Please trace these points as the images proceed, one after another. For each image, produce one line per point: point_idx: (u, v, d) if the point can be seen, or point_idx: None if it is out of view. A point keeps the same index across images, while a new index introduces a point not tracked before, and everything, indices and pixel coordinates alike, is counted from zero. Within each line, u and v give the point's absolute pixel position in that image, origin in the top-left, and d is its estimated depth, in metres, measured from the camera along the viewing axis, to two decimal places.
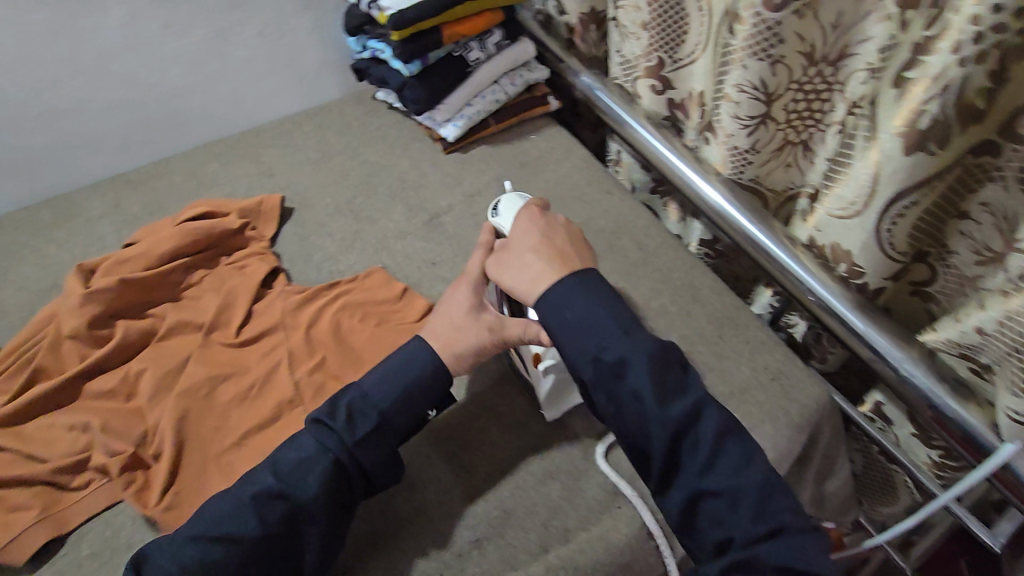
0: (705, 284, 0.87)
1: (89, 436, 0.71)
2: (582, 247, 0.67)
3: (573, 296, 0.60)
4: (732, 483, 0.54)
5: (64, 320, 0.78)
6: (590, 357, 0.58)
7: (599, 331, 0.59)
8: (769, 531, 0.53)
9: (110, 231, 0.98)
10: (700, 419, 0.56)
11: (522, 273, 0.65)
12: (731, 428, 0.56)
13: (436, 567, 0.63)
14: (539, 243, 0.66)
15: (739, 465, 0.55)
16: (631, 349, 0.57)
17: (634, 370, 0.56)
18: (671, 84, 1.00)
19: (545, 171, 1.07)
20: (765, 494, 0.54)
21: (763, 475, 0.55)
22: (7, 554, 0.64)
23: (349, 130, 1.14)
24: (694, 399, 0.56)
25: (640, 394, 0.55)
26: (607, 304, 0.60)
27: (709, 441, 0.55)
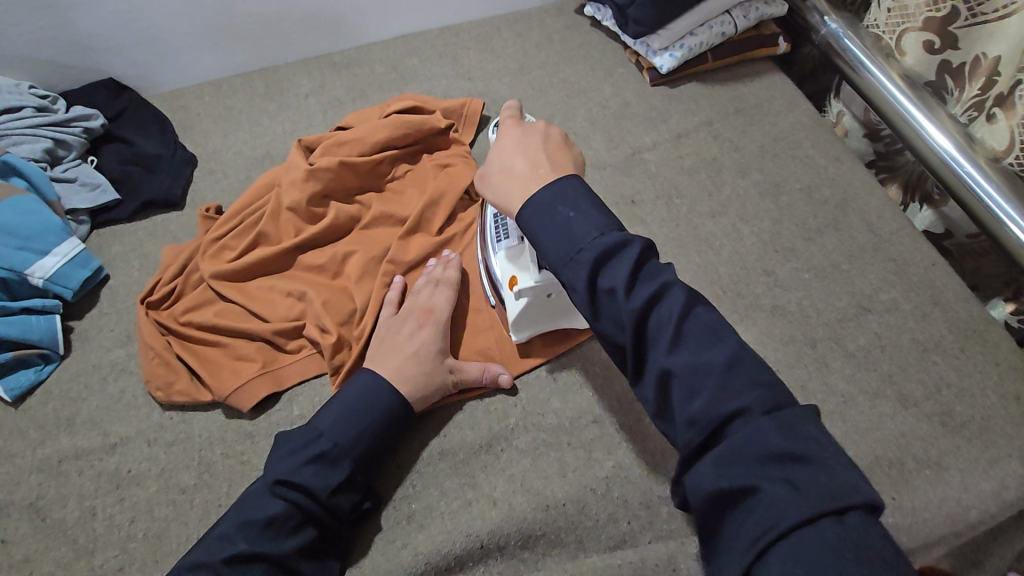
0: (949, 284, 0.76)
1: (304, 305, 0.75)
2: (563, 157, 0.55)
3: (551, 199, 0.49)
4: (702, 362, 0.43)
5: (286, 191, 0.80)
6: (566, 259, 0.47)
7: (570, 232, 0.48)
8: (740, 411, 0.40)
9: (316, 111, 1.00)
10: (666, 299, 0.45)
11: (494, 187, 0.55)
12: (698, 297, 0.46)
13: (625, 514, 0.62)
14: (514, 154, 0.55)
15: (709, 341, 0.44)
16: (609, 244, 0.46)
17: (613, 262, 0.46)
18: (953, 43, 0.82)
19: (763, 123, 0.93)
20: (736, 367, 0.42)
21: (741, 349, 0.43)
22: (234, 398, 0.69)
23: (549, 44, 1.07)
24: (665, 278, 0.46)
25: (612, 287, 0.45)
26: (587, 197, 0.49)
27: (674, 319, 0.44)
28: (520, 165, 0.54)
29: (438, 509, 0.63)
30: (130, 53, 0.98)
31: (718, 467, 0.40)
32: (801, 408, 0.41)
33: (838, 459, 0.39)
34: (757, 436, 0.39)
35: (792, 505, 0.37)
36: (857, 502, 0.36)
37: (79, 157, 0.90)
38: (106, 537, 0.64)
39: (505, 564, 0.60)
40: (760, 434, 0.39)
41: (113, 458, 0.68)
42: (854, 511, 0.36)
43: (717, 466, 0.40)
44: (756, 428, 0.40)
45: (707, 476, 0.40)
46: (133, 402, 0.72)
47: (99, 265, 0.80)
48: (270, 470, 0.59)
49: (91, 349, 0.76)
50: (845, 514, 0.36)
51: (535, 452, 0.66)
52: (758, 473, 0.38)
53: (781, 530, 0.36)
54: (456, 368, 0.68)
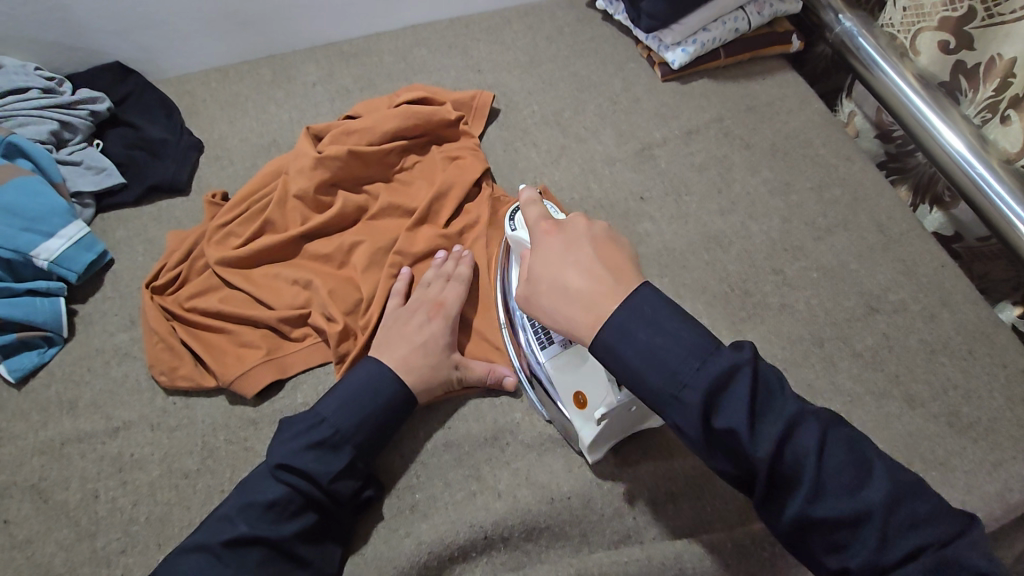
0: (959, 287, 0.75)
1: (310, 294, 0.74)
2: (615, 255, 0.51)
3: (628, 323, 0.47)
4: (854, 505, 0.42)
5: (293, 179, 0.80)
6: (669, 398, 0.45)
7: (664, 369, 0.45)
8: (903, 555, 0.41)
9: (324, 99, 0.99)
10: (800, 435, 0.43)
11: (551, 306, 0.51)
12: (827, 420, 0.44)
13: (630, 509, 0.62)
14: (566, 267, 0.51)
15: (853, 477, 0.43)
16: (716, 378, 0.44)
17: (729, 399, 0.43)
18: (969, 43, 0.81)
19: (774, 121, 0.93)
20: (887, 502, 0.42)
21: (884, 477, 0.43)
22: (238, 385, 0.69)
23: (560, 37, 1.06)
24: (787, 408, 0.44)
25: (734, 430, 0.43)
26: (667, 317, 0.46)
27: (813, 459, 0.42)
28: (575, 279, 0.50)
29: (442, 500, 0.63)
30: (138, 36, 0.97)
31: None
32: (946, 526, 0.42)
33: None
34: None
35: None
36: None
37: (85, 140, 0.89)
38: (108, 521, 0.63)
39: (509, 555, 0.60)
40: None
41: (115, 442, 0.68)
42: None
43: None
44: (923, 574, 0.41)
45: None
46: (136, 387, 0.72)
47: (104, 249, 0.80)
48: (272, 454, 0.59)
49: (95, 332, 0.76)
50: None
51: (541, 447, 0.66)
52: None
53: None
54: (462, 364, 0.67)
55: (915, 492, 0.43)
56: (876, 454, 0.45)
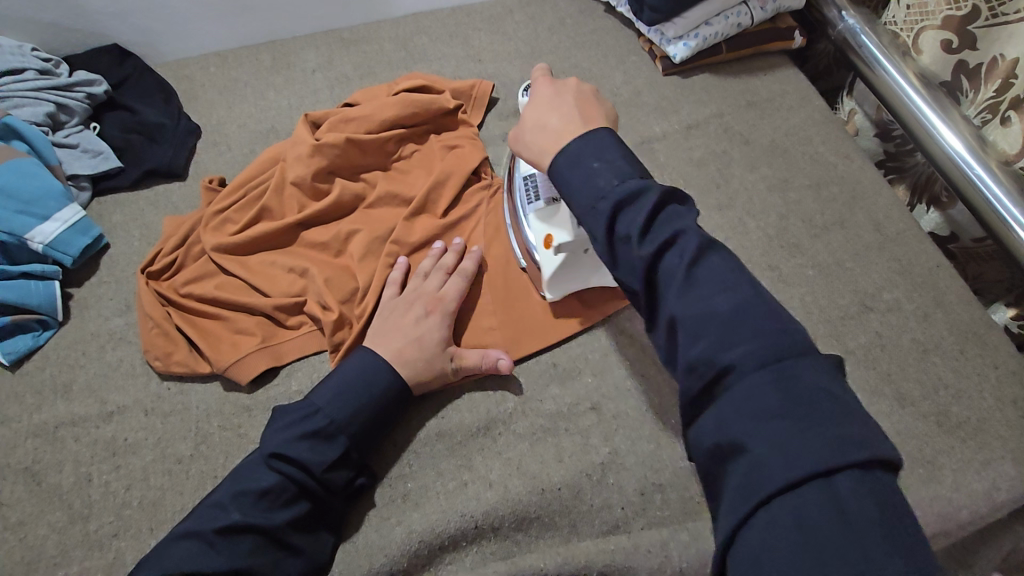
0: (953, 287, 0.76)
1: (306, 282, 0.74)
2: (595, 109, 0.55)
3: (585, 150, 0.49)
4: (710, 310, 0.41)
5: (291, 166, 0.80)
6: (586, 207, 0.48)
7: (598, 181, 0.48)
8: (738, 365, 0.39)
9: (323, 86, 0.99)
10: (678, 247, 0.44)
11: (528, 141, 0.55)
12: (715, 245, 0.44)
13: (619, 500, 0.62)
14: (548, 112, 0.54)
15: (719, 289, 0.42)
16: (628, 193, 0.46)
17: (631, 210, 0.45)
18: (972, 43, 0.81)
19: (774, 117, 0.92)
20: (745, 314, 0.41)
21: (755, 298, 0.42)
22: (232, 371, 0.69)
23: (562, 29, 1.05)
24: (682, 226, 0.45)
25: (629, 235, 0.45)
26: (618, 149, 0.49)
27: (688, 264, 0.43)
28: (553, 120, 0.54)
29: (434, 489, 0.63)
30: (136, 19, 0.96)
31: (719, 426, 0.39)
32: (815, 356, 0.39)
33: (843, 411, 0.37)
34: (755, 390, 0.38)
35: (782, 466, 0.35)
36: (857, 462, 0.34)
37: (82, 123, 0.89)
38: (101, 504, 0.64)
39: (499, 545, 0.61)
40: (762, 393, 0.38)
41: (109, 427, 0.68)
42: (850, 469, 0.34)
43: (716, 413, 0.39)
44: (761, 380, 0.38)
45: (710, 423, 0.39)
46: (131, 371, 0.72)
47: (99, 233, 0.80)
48: (266, 443, 0.60)
49: (90, 316, 0.76)
50: (837, 473, 0.34)
51: (532, 437, 0.66)
52: (752, 427, 0.37)
53: (767, 494, 0.35)
54: (457, 355, 0.67)
55: (781, 317, 0.41)
56: (759, 285, 0.43)
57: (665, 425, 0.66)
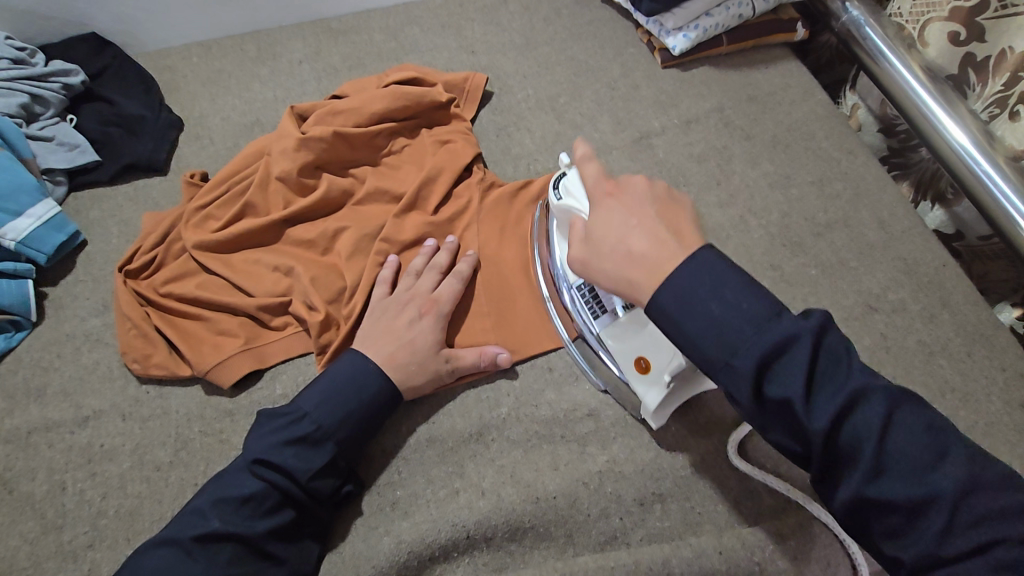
0: (959, 287, 0.73)
1: (291, 281, 0.71)
2: (678, 219, 0.51)
3: (687, 284, 0.45)
4: (920, 489, 0.40)
5: (275, 160, 0.76)
6: (719, 364, 0.44)
7: (726, 330, 0.44)
8: (971, 549, 0.39)
9: (310, 78, 0.95)
10: (862, 411, 0.41)
11: (611, 266, 0.51)
12: (898, 397, 0.42)
13: (617, 509, 0.60)
14: (631, 233, 0.50)
15: (921, 460, 0.40)
16: (771, 347, 0.42)
17: (785, 369, 0.42)
18: (980, 35, 0.78)
19: (776, 111, 0.90)
20: (957, 492, 0.39)
21: (963, 465, 0.40)
22: (214, 375, 0.66)
23: (557, 19, 1.02)
24: (852, 382, 0.42)
25: (788, 400, 0.41)
26: (731, 278, 0.45)
27: (875, 435, 0.41)
28: (638, 241, 0.50)
29: (424, 497, 0.61)
30: (114, 6, 0.92)
31: None
32: None
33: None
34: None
35: None
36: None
37: (58, 115, 0.85)
38: (75, 513, 0.61)
39: (491, 555, 0.58)
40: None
41: (84, 432, 0.65)
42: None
43: None
44: (989, 571, 0.38)
45: None
46: (108, 374, 0.69)
47: (75, 230, 0.76)
48: (249, 448, 0.57)
49: (66, 317, 0.73)
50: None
51: (527, 444, 0.64)
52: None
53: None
54: (451, 357, 0.64)
55: (994, 483, 0.40)
56: (958, 439, 0.41)
57: (664, 432, 0.64)
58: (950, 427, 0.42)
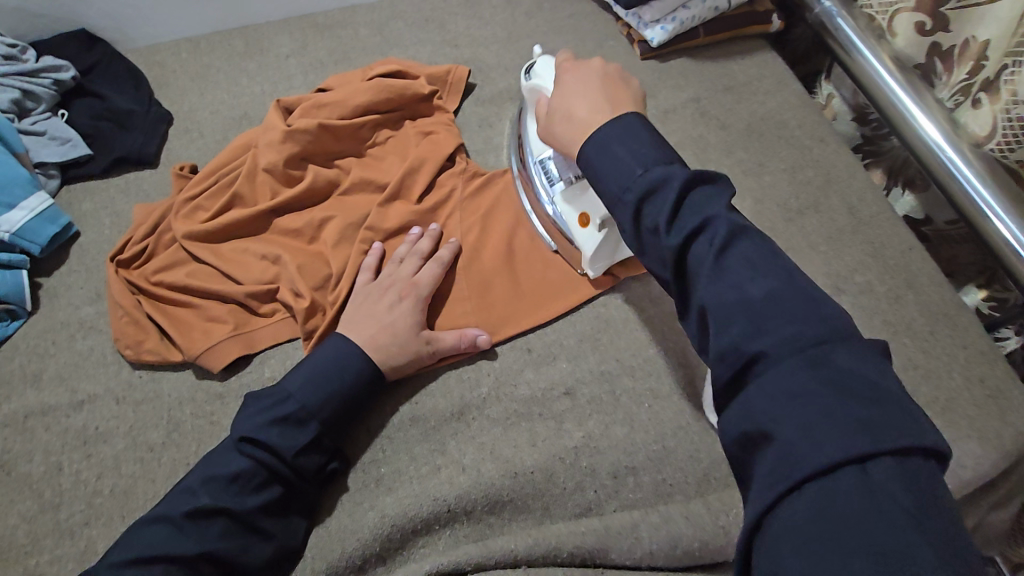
0: (924, 269, 0.76)
1: (278, 269, 0.73)
2: (621, 93, 0.57)
3: (611, 136, 0.51)
4: (739, 296, 0.42)
5: (262, 152, 0.79)
6: (614, 201, 0.50)
7: (625, 167, 0.49)
8: (768, 350, 0.39)
9: (297, 72, 0.97)
10: (706, 234, 0.45)
11: (562, 130, 0.58)
12: (744, 230, 0.45)
13: (592, 483, 0.63)
14: (577, 103, 0.57)
15: (748, 274, 0.43)
16: (652, 184, 0.47)
17: (657, 200, 0.47)
18: (945, 25, 0.81)
19: (751, 101, 0.92)
20: (775, 299, 0.41)
21: (786, 284, 0.42)
22: (204, 359, 0.68)
23: (539, 13, 1.04)
24: (711, 211, 0.45)
25: (656, 228, 0.46)
26: (648, 133, 0.51)
27: (714, 254, 0.44)
28: (581, 108, 0.56)
29: (406, 473, 0.63)
30: (104, 4, 0.94)
31: (752, 402, 0.39)
32: (858, 343, 0.39)
33: (880, 397, 0.36)
34: (787, 376, 0.38)
35: (816, 447, 0.34)
36: (890, 450, 0.34)
37: (49, 110, 0.87)
38: (72, 493, 0.63)
39: (471, 527, 0.61)
40: (789, 379, 0.38)
41: (80, 416, 0.68)
42: (885, 458, 0.33)
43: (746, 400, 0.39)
44: (785, 365, 0.38)
45: (741, 409, 0.39)
46: (102, 361, 0.71)
47: (68, 222, 0.79)
48: (237, 428, 0.60)
49: (59, 306, 0.75)
50: (872, 458, 0.33)
51: (506, 422, 0.66)
52: (786, 412, 0.37)
53: (795, 481, 0.34)
54: (431, 339, 0.67)
55: (816, 299, 0.41)
56: (791, 269, 0.44)
57: (637, 408, 0.67)
58: (791, 264, 0.44)
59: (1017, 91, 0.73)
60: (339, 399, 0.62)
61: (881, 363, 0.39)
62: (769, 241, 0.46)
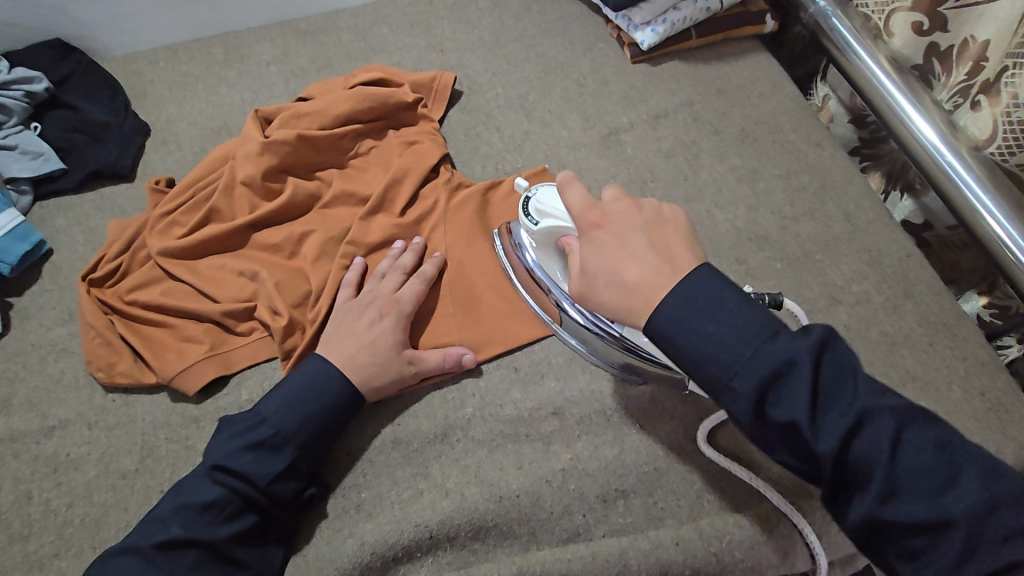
0: (922, 277, 0.74)
1: (256, 286, 0.71)
2: (670, 239, 0.50)
3: (684, 313, 0.45)
4: (934, 511, 0.41)
5: (240, 165, 0.76)
6: (720, 387, 0.44)
7: (722, 352, 0.44)
8: (987, 568, 0.40)
9: (278, 80, 0.95)
10: (869, 431, 0.42)
11: (606, 297, 0.50)
12: (904, 416, 0.43)
13: (580, 506, 0.60)
14: (626, 262, 0.49)
15: (933, 478, 0.41)
16: (771, 372, 0.42)
17: (783, 391, 0.42)
18: (943, 25, 0.78)
19: (744, 105, 0.90)
20: (971, 513, 0.40)
21: (971, 481, 0.41)
22: (180, 382, 0.66)
23: (527, 15, 1.01)
24: (863, 405, 0.42)
25: (792, 423, 0.42)
26: (728, 297, 0.45)
27: (886, 459, 0.41)
28: (633, 271, 0.48)
29: (388, 498, 0.61)
30: (80, 12, 0.92)
31: None
32: None
33: None
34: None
35: None
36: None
37: (22, 123, 0.84)
38: (41, 523, 0.61)
39: (455, 554, 0.59)
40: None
41: (51, 442, 0.65)
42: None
43: None
44: None
45: None
46: (74, 384, 0.69)
47: (39, 239, 0.76)
48: (210, 455, 0.57)
49: (31, 327, 0.73)
50: None
51: (492, 443, 0.64)
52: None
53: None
54: (414, 358, 0.65)
55: (1001, 493, 0.41)
56: (967, 453, 0.42)
57: (627, 428, 0.64)
58: (958, 442, 0.43)
59: (1018, 94, 0.71)
60: (317, 425, 0.60)
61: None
62: (931, 417, 0.44)
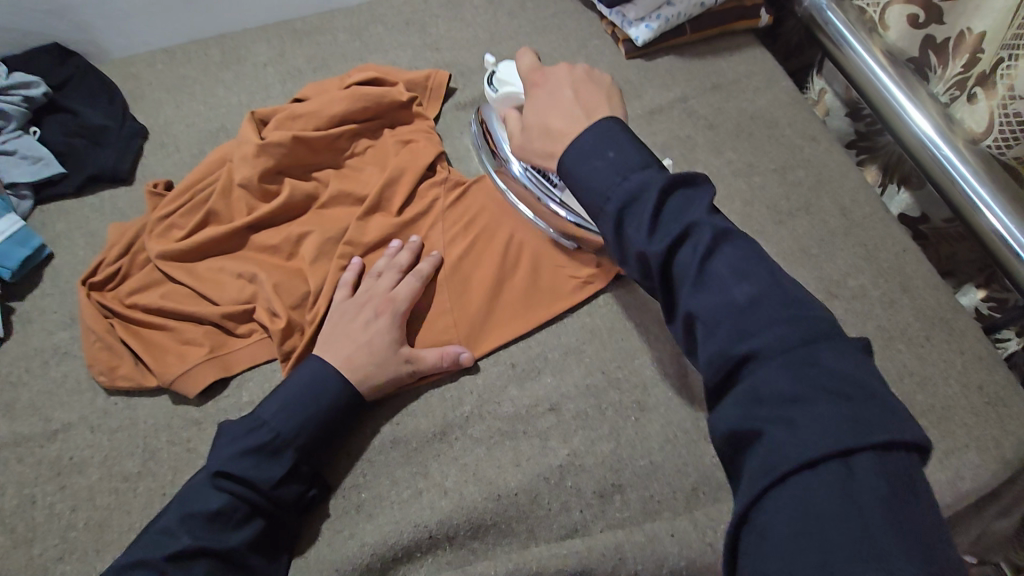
0: (918, 271, 0.74)
1: (255, 287, 0.71)
2: (594, 98, 0.56)
3: (587, 148, 0.49)
4: (720, 301, 0.41)
5: (237, 167, 0.77)
6: (594, 213, 0.48)
7: (603, 177, 0.48)
8: (756, 351, 0.39)
9: (274, 81, 0.95)
10: (689, 242, 0.44)
11: (535, 144, 0.56)
12: (726, 233, 0.44)
13: (578, 503, 0.61)
14: (555, 114, 0.55)
15: (731, 279, 0.42)
16: (630, 194, 0.46)
17: (637, 209, 0.46)
18: (938, 17, 0.78)
19: (739, 99, 0.90)
20: (755, 304, 0.40)
21: (769, 286, 0.41)
22: (181, 385, 0.67)
23: (522, 12, 1.01)
24: (692, 217, 0.44)
25: (636, 236, 0.45)
26: (625, 137, 0.49)
27: (700, 258, 0.43)
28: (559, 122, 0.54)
29: (388, 498, 0.62)
30: (75, 16, 0.92)
31: (735, 405, 0.38)
32: (839, 342, 0.38)
33: (866, 394, 0.36)
34: (774, 375, 0.37)
35: (796, 441, 0.34)
36: (871, 444, 0.33)
37: (20, 128, 0.85)
38: (46, 526, 0.62)
39: (454, 553, 0.59)
40: (776, 376, 0.37)
41: (54, 446, 0.66)
42: (863, 449, 0.33)
43: (731, 405, 0.38)
44: (768, 369, 0.38)
45: (726, 417, 0.38)
46: (76, 388, 0.70)
47: (39, 244, 0.77)
48: (211, 462, 0.58)
49: (33, 332, 0.74)
50: (852, 453, 0.33)
51: (489, 441, 0.64)
52: (768, 405, 0.36)
53: (783, 473, 0.33)
54: (412, 358, 0.65)
55: (801, 302, 0.40)
56: (777, 270, 0.43)
57: (624, 424, 0.65)
58: (775, 266, 0.43)
59: (1014, 85, 0.70)
60: (315, 425, 0.60)
61: (863, 360, 0.38)
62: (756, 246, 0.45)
